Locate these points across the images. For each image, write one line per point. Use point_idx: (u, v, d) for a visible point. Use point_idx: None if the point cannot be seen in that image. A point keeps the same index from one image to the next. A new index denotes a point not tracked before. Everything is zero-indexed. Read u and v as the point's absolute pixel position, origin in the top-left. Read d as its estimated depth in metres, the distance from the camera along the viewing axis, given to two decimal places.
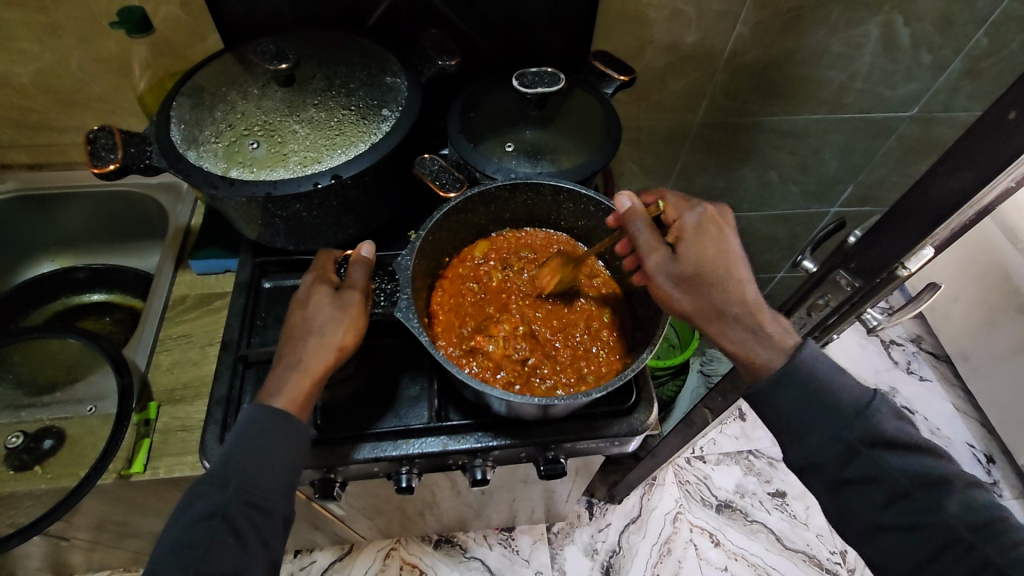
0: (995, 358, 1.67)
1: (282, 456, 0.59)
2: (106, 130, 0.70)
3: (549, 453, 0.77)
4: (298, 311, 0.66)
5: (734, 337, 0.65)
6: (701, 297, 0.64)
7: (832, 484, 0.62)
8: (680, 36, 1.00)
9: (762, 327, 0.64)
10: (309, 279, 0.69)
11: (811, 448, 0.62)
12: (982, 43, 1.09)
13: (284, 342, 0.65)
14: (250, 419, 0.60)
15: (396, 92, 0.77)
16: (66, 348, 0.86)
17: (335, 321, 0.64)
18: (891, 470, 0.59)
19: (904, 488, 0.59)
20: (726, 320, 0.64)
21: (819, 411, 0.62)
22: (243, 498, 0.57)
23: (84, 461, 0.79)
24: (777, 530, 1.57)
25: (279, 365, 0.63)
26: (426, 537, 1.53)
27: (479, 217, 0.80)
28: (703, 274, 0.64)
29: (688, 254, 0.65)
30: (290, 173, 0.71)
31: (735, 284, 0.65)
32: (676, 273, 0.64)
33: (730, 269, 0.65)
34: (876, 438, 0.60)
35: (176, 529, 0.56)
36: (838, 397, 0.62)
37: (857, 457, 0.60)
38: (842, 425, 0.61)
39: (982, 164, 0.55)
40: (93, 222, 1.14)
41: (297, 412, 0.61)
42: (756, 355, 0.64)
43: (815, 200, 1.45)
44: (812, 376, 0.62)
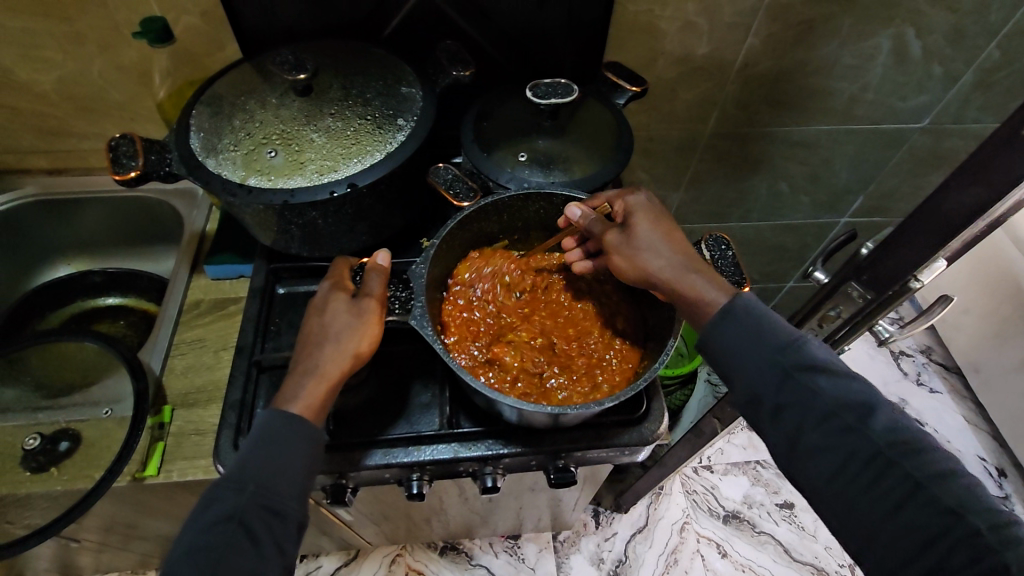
0: (1006, 370, 1.65)
1: (298, 461, 0.60)
2: (128, 138, 0.72)
3: (559, 462, 0.78)
4: (314, 317, 0.67)
5: (688, 286, 0.65)
6: (654, 258, 0.67)
7: (768, 416, 0.60)
8: (691, 48, 1.01)
9: (707, 275, 0.66)
10: (326, 286, 0.70)
11: (748, 378, 0.61)
12: (995, 56, 1.09)
13: (300, 347, 0.66)
14: (267, 423, 0.61)
15: (411, 102, 0.78)
16: (83, 351, 0.87)
17: (350, 328, 0.65)
18: (819, 390, 0.58)
19: (832, 410, 0.57)
20: (685, 275, 0.66)
21: (750, 341, 0.62)
22: (259, 502, 0.57)
23: (99, 463, 0.80)
24: (785, 541, 1.56)
25: (295, 370, 0.64)
26: (432, 543, 1.53)
27: (492, 225, 0.80)
28: (648, 236, 0.68)
29: (639, 224, 0.69)
30: (306, 181, 0.72)
31: (680, 243, 0.68)
32: (630, 242, 0.69)
33: (673, 233, 0.69)
34: (804, 361, 0.59)
35: (192, 533, 0.56)
36: (769, 329, 0.62)
37: (790, 381, 0.59)
38: (771, 352, 0.61)
39: (997, 178, 0.55)
40: (109, 227, 1.16)
41: (311, 417, 0.62)
42: (703, 297, 0.65)
43: (825, 210, 1.45)
44: (747, 313, 0.63)
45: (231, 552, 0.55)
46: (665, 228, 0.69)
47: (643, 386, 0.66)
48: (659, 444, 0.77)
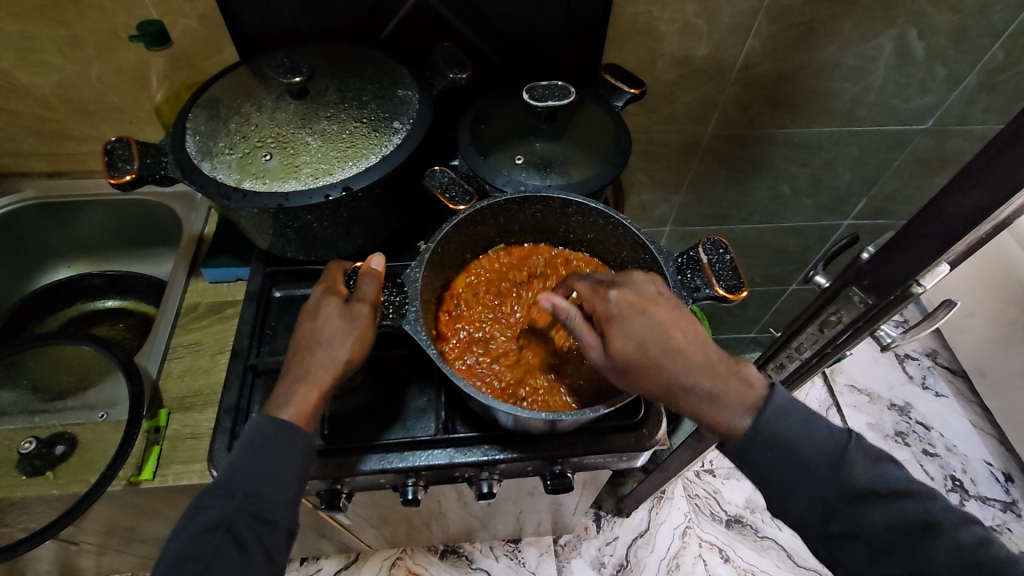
0: (1013, 375, 1.64)
1: (288, 468, 0.60)
2: (123, 141, 0.71)
3: (556, 468, 0.77)
4: (305, 321, 0.67)
5: (695, 410, 0.63)
6: (648, 383, 0.62)
7: (817, 538, 0.61)
8: (691, 49, 1.00)
9: (720, 392, 0.62)
10: (318, 290, 0.69)
11: (790, 503, 0.61)
12: (999, 57, 1.08)
13: (292, 353, 0.66)
14: (255, 428, 0.60)
15: (407, 105, 0.78)
16: (80, 354, 0.87)
17: (341, 331, 0.64)
18: (870, 523, 0.58)
19: (888, 540, 0.57)
20: (686, 397, 0.63)
21: (790, 474, 0.60)
22: (248, 510, 0.57)
23: (94, 467, 0.80)
24: (788, 546, 1.54)
25: (286, 377, 0.64)
26: (432, 547, 1.53)
27: (489, 228, 0.80)
28: (642, 361, 0.62)
29: (620, 344, 0.62)
30: (301, 185, 0.71)
31: (679, 358, 0.62)
32: (616, 364, 0.63)
33: (667, 346, 0.62)
34: (852, 491, 0.58)
35: (179, 539, 0.56)
36: (803, 450, 0.60)
37: (834, 512, 0.59)
38: (821, 477, 0.60)
39: (999, 182, 0.54)
40: (109, 230, 1.16)
41: (303, 424, 0.61)
42: (719, 421, 0.62)
43: (828, 213, 1.44)
44: (777, 432, 0.61)
45: (217, 561, 0.54)
46: (650, 338, 0.62)
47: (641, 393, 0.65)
48: (657, 450, 0.76)
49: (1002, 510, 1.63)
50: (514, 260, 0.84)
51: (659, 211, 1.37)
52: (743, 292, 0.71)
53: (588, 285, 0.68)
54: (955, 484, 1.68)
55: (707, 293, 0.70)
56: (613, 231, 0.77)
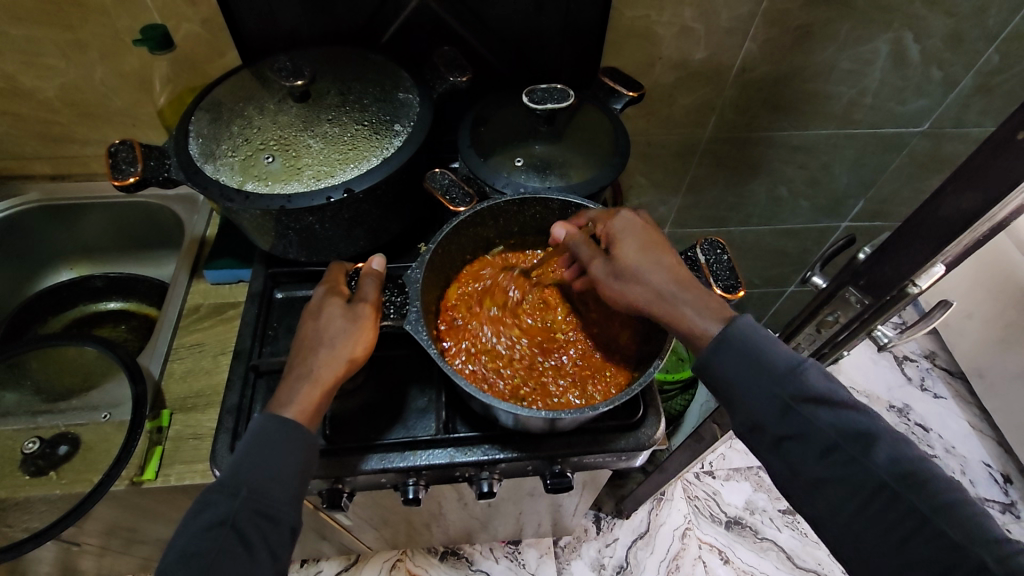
0: (1010, 376, 1.65)
1: (291, 465, 0.60)
2: (128, 144, 0.72)
3: (555, 467, 0.78)
4: (307, 321, 0.68)
5: (675, 313, 0.65)
6: (636, 286, 0.68)
7: (769, 444, 0.61)
8: (689, 53, 1.01)
9: (702, 301, 0.65)
10: (320, 289, 0.70)
11: (749, 409, 0.61)
12: (994, 60, 1.09)
13: (294, 352, 0.67)
14: (257, 427, 0.61)
15: (408, 108, 0.79)
16: (83, 355, 0.88)
17: (344, 330, 0.65)
18: (822, 424, 0.58)
19: (834, 442, 0.57)
20: (668, 300, 0.66)
21: (753, 376, 0.61)
22: (253, 507, 0.58)
23: (98, 467, 0.80)
24: (788, 548, 1.55)
25: (289, 374, 0.65)
26: (432, 548, 1.53)
27: (489, 230, 0.80)
28: (633, 266, 0.68)
29: (623, 247, 0.70)
30: (303, 187, 0.72)
31: (671, 268, 0.68)
32: (616, 269, 0.69)
33: (660, 258, 0.68)
34: (804, 394, 0.59)
35: (184, 536, 0.57)
36: (771, 364, 0.61)
37: (789, 412, 0.59)
38: (774, 379, 0.60)
39: (993, 184, 0.55)
40: (112, 232, 1.17)
41: (306, 422, 0.62)
42: (697, 327, 0.64)
43: (826, 214, 1.44)
44: (755, 347, 0.61)
45: (225, 557, 0.55)
46: (647, 248, 0.69)
47: (639, 390, 0.66)
48: (656, 449, 0.77)
49: (1000, 511, 1.64)
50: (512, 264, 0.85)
51: (658, 213, 1.38)
52: (740, 291, 0.72)
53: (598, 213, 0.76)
54: None
55: None
56: None
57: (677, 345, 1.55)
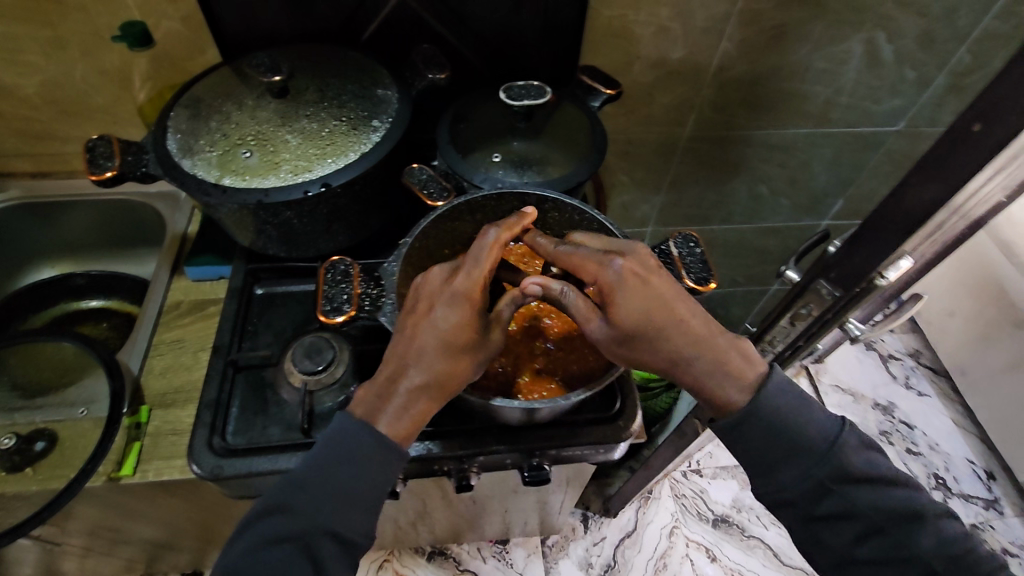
0: (990, 373, 1.67)
1: (368, 481, 0.60)
2: (105, 139, 0.72)
3: (534, 460, 0.78)
4: (426, 322, 0.63)
5: (691, 379, 0.63)
6: (650, 349, 0.63)
7: (801, 518, 0.62)
8: (667, 52, 1.02)
9: (719, 362, 0.63)
10: (458, 285, 0.64)
11: (777, 482, 0.62)
12: (966, 60, 1.12)
13: (399, 351, 0.63)
14: (346, 433, 0.61)
15: (386, 104, 0.79)
16: (61, 351, 0.88)
17: (469, 358, 0.62)
18: (866, 506, 0.60)
19: (878, 523, 0.60)
20: (685, 368, 0.63)
21: (786, 454, 0.61)
22: (331, 528, 0.58)
23: (74, 462, 0.80)
24: (774, 545, 1.56)
25: (393, 382, 0.62)
26: (420, 549, 1.53)
27: (467, 225, 0.81)
28: (643, 329, 0.62)
29: (621, 306, 0.63)
30: (280, 181, 0.73)
31: (681, 325, 0.63)
32: (621, 332, 0.63)
33: (670, 317, 0.63)
34: (846, 474, 0.60)
35: (249, 535, 0.58)
36: (804, 441, 0.61)
37: (829, 493, 0.60)
38: (814, 458, 0.61)
39: (952, 174, 0.56)
40: (94, 230, 1.16)
41: (402, 444, 0.62)
42: (723, 394, 0.63)
43: (806, 213, 1.47)
44: (784, 419, 0.61)
45: (287, 568, 0.56)
46: (654, 308, 0.63)
47: (611, 380, 0.67)
48: (632, 442, 0.78)
49: (983, 507, 1.66)
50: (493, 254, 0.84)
51: (642, 212, 1.39)
52: (712, 284, 0.73)
53: (586, 256, 0.67)
54: (938, 481, 1.70)
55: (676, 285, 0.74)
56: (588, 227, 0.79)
57: None
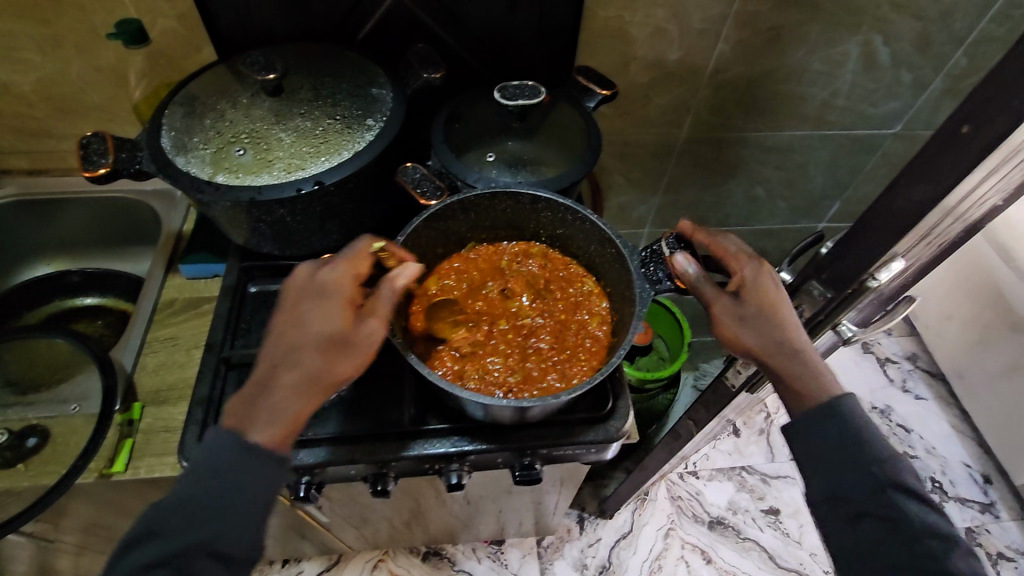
0: (987, 377, 1.67)
1: (252, 496, 0.58)
2: (99, 136, 0.72)
3: (525, 460, 0.78)
4: (294, 320, 0.65)
5: (787, 372, 0.66)
6: (769, 333, 0.66)
7: (843, 518, 0.63)
8: (663, 53, 1.02)
9: (819, 367, 0.66)
10: (321, 279, 0.66)
11: (833, 478, 0.64)
12: (962, 63, 1.12)
13: (272, 354, 0.64)
14: (224, 447, 0.59)
15: (381, 103, 0.80)
16: (55, 348, 0.88)
17: (343, 351, 0.63)
18: (911, 515, 0.60)
19: (915, 532, 0.59)
20: (789, 361, 0.66)
21: (849, 451, 0.63)
22: (207, 546, 0.56)
23: (65, 459, 0.80)
24: (769, 548, 1.55)
25: (265, 386, 0.62)
26: (414, 549, 1.53)
27: (460, 224, 0.81)
28: (767, 315, 0.67)
29: (752, 296, 0.68)
30: (274, 179, 0.73)
31: (798, 327, 0.68)
32: (745, 314, 0.67)
33: (791, 315, 0.68)
34: (900, 481, 0.61)
35: (128, 560, 0.56)
36: (871, 445, 0.63)
37: (882, 492, 0.61)
38: (873, 460, 0.63)
39: (941, 176, 0.56)
40: (90, 228, 1.16)
41: (281, 449, 0.60)
42: (809, 389, 0.65)
43: (803, 215, 1.47)
44: (857, 419, 0.64)
45: None
46: (782, 306, 0.68)
47: (602, 378, 0.67)
48: (624, 442, 0.78)
49: (980, 511, 1.66)
50: (487, 257, 0.86)
51: (638, 213, 1.39)
52: None
53: (731, 250, 0.72)
54: (934, 485, 1.70)
55: (668, 285, 0.72)
56: (581, 226, 0.79)
57: (658, 345, 1.58)
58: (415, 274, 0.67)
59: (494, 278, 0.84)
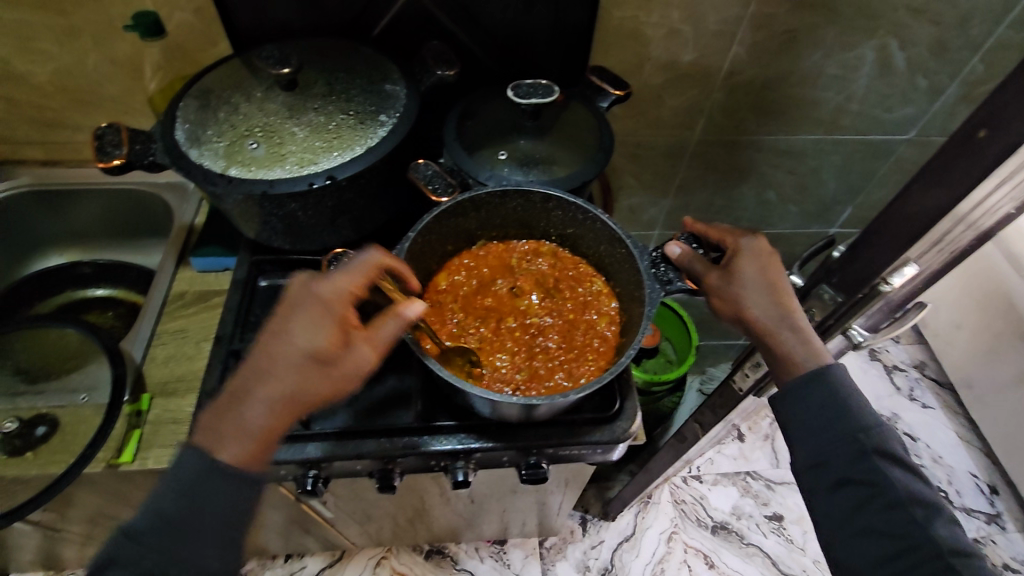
0: (997, 387, 1.66)
1: (219, 519, 0.57)
2: (114, 127, 0.73)
3: (531, 458, 0.78)
4: (281, 333, 0.62)
5: (777, 340, 0.65)
6: (761, 302, 0.66)
7: (826, 485, 0.62)
8: (677, 54, 1.02)
9: (809, 334, 0.65)
10: (315, 291, 0.63)
11: (818, 444, 0.62)
12: (978, 69, 1.11)
13: (252, 366, 0.62)
14: (192, 467, 0.58)
15: (394, 99, 0.80)
16: (65, 338, 0.89)
17: (326, 371, 0.61)
18: (893, 481, 0.59)
19: (896, 498, 0.59)
20: (778, 329, 0.65)
21: (832, 416, 0.62)
22: (178, 567, 0.55)
23: (73, 448, 0.81)
24: (773, 554, 1.54)
25: (243, 400, 0.60)
26: (417, 547, 1.53)
27: (470, 222, 0.81)
28: (760, 286, 0.67)
29: (743, 266, 0.68)
30: (286, 173, 0.73)
31: (790, 297, 0.67)
32: (735, 284, 0.67)
33: (783, 286, 0.67)
34: (883, 447, 0.60)
35: None
36: (856, 412, 0.62)
37: (865, 458, 0.60)
38: (855, 427, 0.61)
39: (957, 181, 0.56)
40: (102, 219, 1.17)
41: (250, 469, 0.59)
42: (796, 356, 0.64)
43: (814, 220, 1.46)
44: (843, 386, 0.62)
45: None
46: (775, 278, 0.67)
47: (612, 378, 0.67)
48: (631, 443, 0.77)
49: (986, 521, 1.64)
50: (498, 255, 0.86)
51: (648, 215, 1.38)
52: None
53: (725, 227, 0.73)
54: (940, 494, 1.69)
55: (679, 285, 0.71)
56: (592, 226, 0.79)
57: (664, 348, 1.57)
58: (419, 311, 0.65)
59: (504, 275, 0.84)
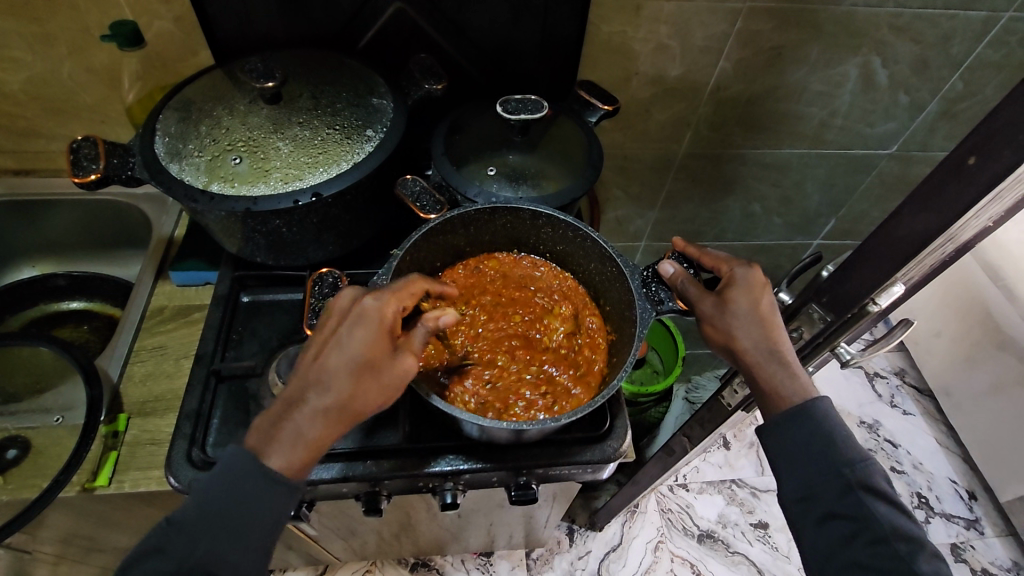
0: (975, 394, 1.68)
1: (270, 517, 0.56)
2: (90, 140, 0.70)
3: (521, 479, 0.77)
4: (331, 342, 0.61)
5: (766, 374, 0.65)
6: (752, 334, 0.66)
7: (814, 519, 0.62)
8: (665, 69, 1.02)
9: (796, 368, 0.65)
10: (361, 306, 0.62)
11: (804, 477, 0.63)
12: (958, 87, 1.13)
13: (303, 373, 0.61)
14: (239, 466, 0.56)
15: (381, 113, 0.78)
16: (38, 356, 0.85)
17: (380, 373, 0.60)
18: (877, 515, 0.59)
19: (882, 533, 0.58)
20: (765, 362, 0.65)
21: (817, 449, 0.62)
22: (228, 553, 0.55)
23: (47, 472, 0.78)
24: (759, 562, 1.55)
25: (292, 407, 0.60)
26: (402, 559, 1.50)
27: (458, 238, 0.80)
28: (752, 316, 0.66)
29: (736, 296, 0.67)
30: (270, 189, 0.71)
31: (780, 330, 0.67)
32: (726, 314, 0.67)
33: (774, 319, 0.67)
34: (866, 481, 0.61)
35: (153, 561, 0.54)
36: (840, 445, 0.62)
37: (848, 493, 0.60)
38: (839, 459, 0.61)
39: (948, 206, 0.56)
40: (77, 230, 1.14)
41: (297, 474, 0.58)
42: (782, 389, 0.65)
43: (798, 231, 1.48)
44: (827, 420, 0.63)
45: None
46: (767, 311, 0.67)
47: (601, 403, 0.65)
48: (622, 462, 0.77)
49: (965, 527, 1.67)
50: (508, 279, 0.85)
51: (635, 226, 1.38)
52: None
53: (719, 255, 0.72)
54: (920, 501, 1.71)
55: (670, 306, 0.71)
56: (582, 244, 0.78)
57: (652, 357, 1.57)
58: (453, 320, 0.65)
59: (516, 293, 0.84)
